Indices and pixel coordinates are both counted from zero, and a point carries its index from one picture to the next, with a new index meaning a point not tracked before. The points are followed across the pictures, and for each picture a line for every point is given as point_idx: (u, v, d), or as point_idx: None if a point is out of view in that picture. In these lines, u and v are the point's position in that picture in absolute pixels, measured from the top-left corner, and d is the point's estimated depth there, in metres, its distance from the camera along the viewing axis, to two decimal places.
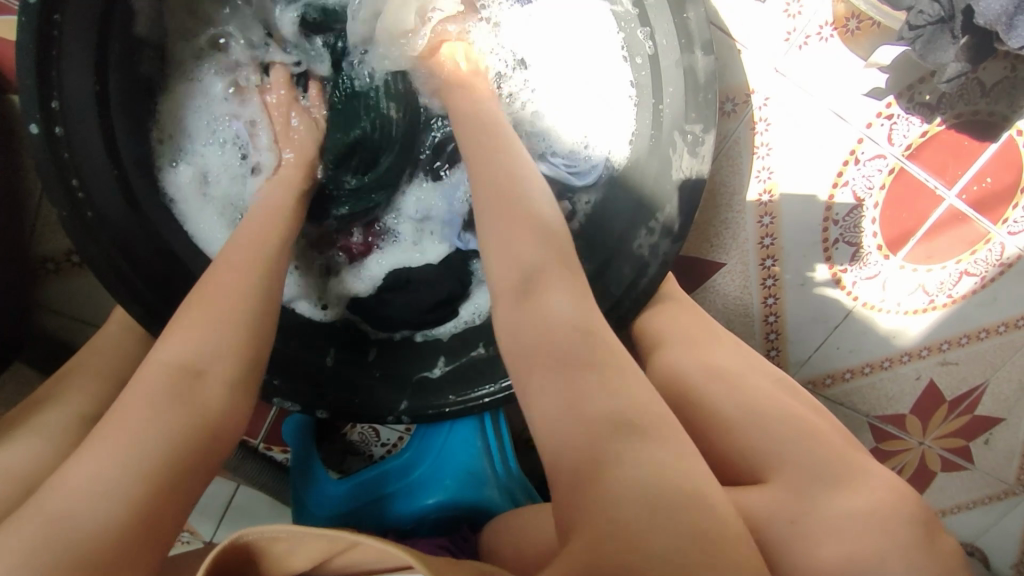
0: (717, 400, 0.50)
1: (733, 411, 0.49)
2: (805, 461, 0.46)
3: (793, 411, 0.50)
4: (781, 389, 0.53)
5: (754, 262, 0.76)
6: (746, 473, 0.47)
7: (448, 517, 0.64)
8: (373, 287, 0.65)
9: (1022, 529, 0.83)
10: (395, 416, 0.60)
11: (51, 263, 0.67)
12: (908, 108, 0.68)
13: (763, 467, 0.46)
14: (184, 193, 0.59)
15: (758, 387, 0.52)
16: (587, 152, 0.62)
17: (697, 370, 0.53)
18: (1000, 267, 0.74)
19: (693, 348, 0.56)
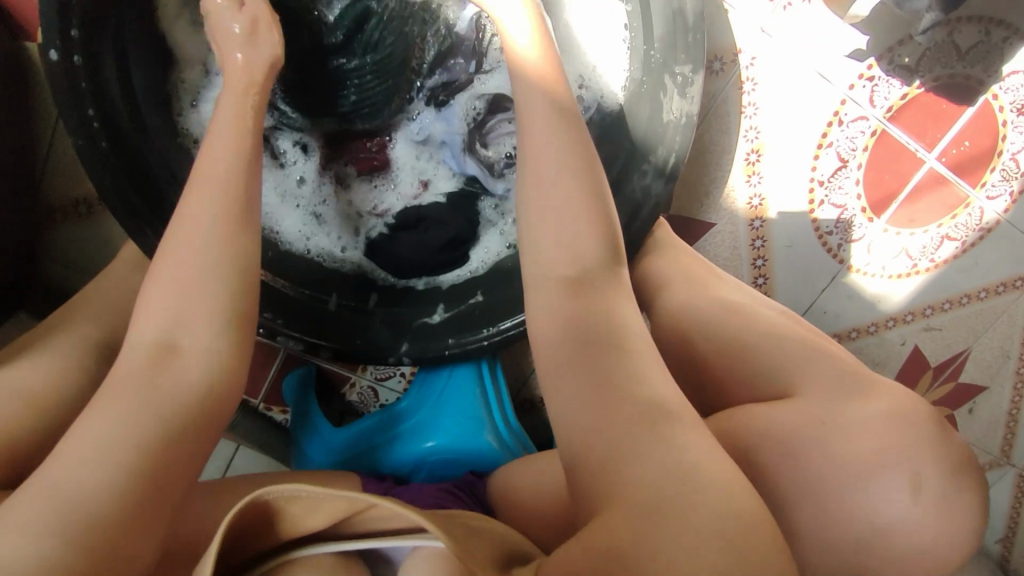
0: (731, 330, 0.53)
1: (743, 336, 0.52)
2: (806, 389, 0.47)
3: (798, 333, 0.52)
4: (786, 322, 0.54)
5: (743, 223, 0.77)
6: (773, 389, 0.49)
7: (446, 461, 0.65)
8: (386, 233, 0.66)
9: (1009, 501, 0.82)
10: (395, 358, 0.62)
11: (59, 213, 0.70)
12: (888, 71, 0.71)
13: (788, 381, 0.49)
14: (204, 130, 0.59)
15: (766, 316, 0.54)
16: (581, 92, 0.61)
17: (711, 307, 0.55)
18: (980, 232, 0.77)
19: (692, 287, 0.57)
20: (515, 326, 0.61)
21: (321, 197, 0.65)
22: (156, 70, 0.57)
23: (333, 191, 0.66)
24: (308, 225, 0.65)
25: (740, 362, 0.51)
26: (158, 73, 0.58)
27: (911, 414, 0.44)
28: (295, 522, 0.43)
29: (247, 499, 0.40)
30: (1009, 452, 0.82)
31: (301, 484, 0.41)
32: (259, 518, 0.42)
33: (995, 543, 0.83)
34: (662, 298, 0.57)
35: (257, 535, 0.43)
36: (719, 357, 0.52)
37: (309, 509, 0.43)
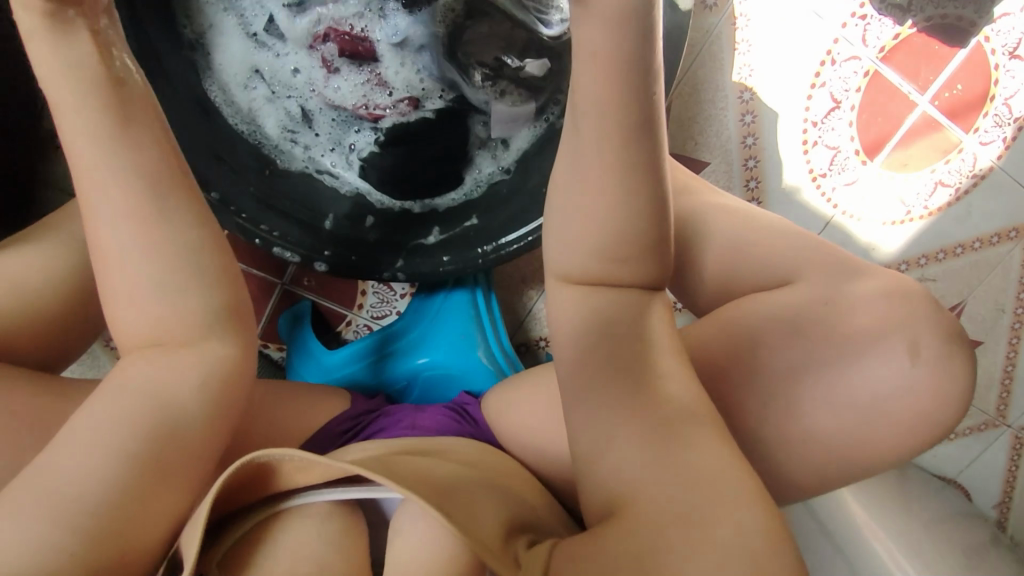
0: (724, 227, 0.53)
1: (739, 233, 0.52)
2: (787, 291, 0.48)
3: (794, 231, 0.53)
4: (785, 225, 0.54)
5: (737, 162, 0.79)
6: (771, 280, 0.50)
7: (439, 375, 0.67)
8: (375, 151, 0.67)
9: (1006, 464, 0.86)
10: (390, 273, 0.64)
11: (59, 137, 0.71)
12: (881, 8, 0.70)
13: (787, 275, 0.50)
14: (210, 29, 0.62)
15: (767, 216, 0.54)
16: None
17: (712, 211, 0.54)
18: (974, 179, 0.78)
19: (693, 196, 0.56)
20: (509, 244, 0.63)
21: (312, 106, 0.65)
22: None
23: (324, 99, 0.65)
24: (289, 123, 0.65)
25: (741, 255, 0.52)
26: None
27: (898, 306, 0.45)
28: (287, 481, 0.41)
29: (239, 463, 0.38)
30: (1004, 413, 0.85)
31: (294, 452, 0.39)
32: (248, 477, 0.41)
33: (992, 508, 0.88)
34: None
35: (245, 491, 0.41)
36: (721, 259, 0.52)
37: (299, 469, 0.41)
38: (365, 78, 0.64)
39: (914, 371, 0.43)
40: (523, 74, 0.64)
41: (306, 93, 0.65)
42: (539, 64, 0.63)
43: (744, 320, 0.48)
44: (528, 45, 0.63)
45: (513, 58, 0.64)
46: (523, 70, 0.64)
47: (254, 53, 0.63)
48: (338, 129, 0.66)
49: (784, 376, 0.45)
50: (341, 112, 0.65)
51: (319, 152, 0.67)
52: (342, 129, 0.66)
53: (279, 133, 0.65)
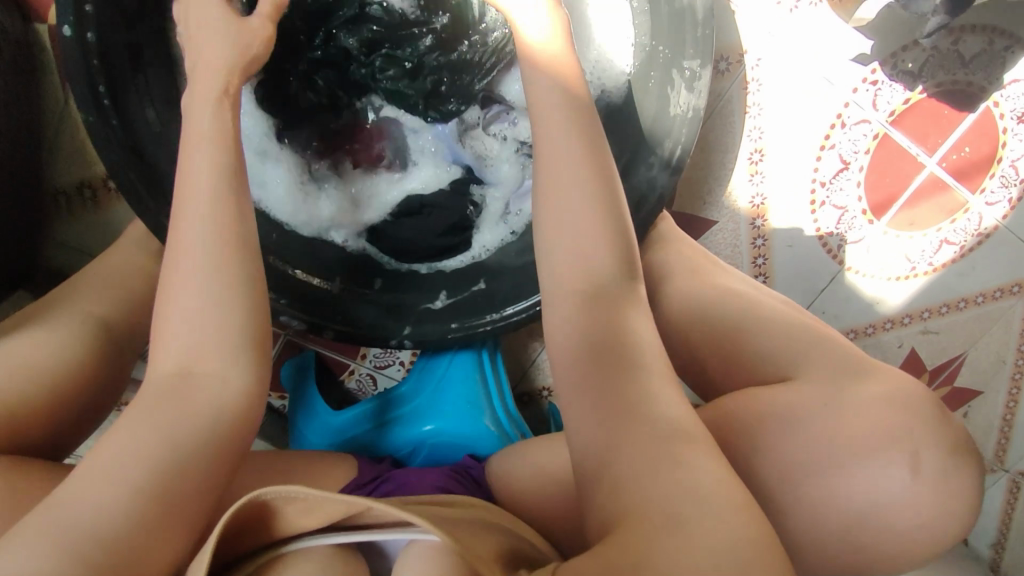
0: (727, 313, 0.54)
1: (744, 320, 0.53)
2: (786, 385, 0.48)
3: (802, 320, 0.53)
4: (791, 306, 0.55)
5: (744, 221, 0.79)
6: (772, 372, 0.51)
7: (442, 445, 0.66)
8: (387, 220, 0.67)
9: (1003, 505, 0.82)
10: (398, 340, 0.64)
11: (62, 195, 0.71)
12: (892, 75, 0.72)
13: (789, 367, 0.50)
14: None
15: (767, 303, 0.55)
16: (675, 96, 0.58)
17: (710, 292, 0.57)
18: (979, 238, 0.78)
19: (693, 279, 0.59)
20: (516, 315, 0.63)
21: (326, 187, 0.66)
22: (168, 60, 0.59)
23: (335, 178, 0.66)
24: (302, 203, 0.65)
25: (737, 342, 0.53)
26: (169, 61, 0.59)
27: (910, 400, 0.46)
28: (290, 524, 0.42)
29: (243, 502, 0.39)
30: (1003, 458, 0.82)
31: (299, 490, 0.39)
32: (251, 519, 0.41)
33: (986, 548, 0.83)
34: (665, 289, 0.59)
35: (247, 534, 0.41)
36: (724, 343, 0.54)
37: (304, 510, 0.42)
38: (370, 160, 0.67)
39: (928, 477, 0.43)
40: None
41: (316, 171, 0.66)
42: None
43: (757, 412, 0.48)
44: None
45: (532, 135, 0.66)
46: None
47: (266, 138, 0.63)
48: (352, 208, 0.67)
49: (801, 472, 0.45)
50: (352, 191, 0.67)
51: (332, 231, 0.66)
52: (356, 206, 0.67)
53: (292, 216, 0.65)
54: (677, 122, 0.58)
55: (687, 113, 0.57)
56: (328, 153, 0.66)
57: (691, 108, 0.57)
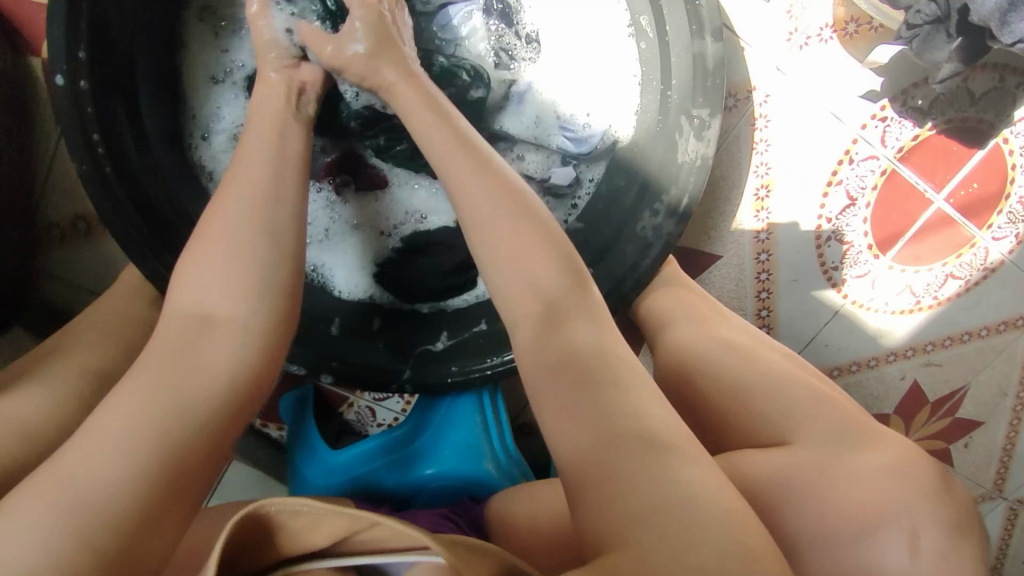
0: (731, 368, 0.53)
1: (747, 378, 0.52)
2: (778, 451, 0.47)
3: (802, 382, 0.51)
4: (791, 363, 0.55)
5: (749, 257, 0.78)
6: (764, 435, 0.49)
7: (447, 487, 0.66)
8: (393, 257, 0.67)
9: (1001, 532, 0.83)
10: (397, 385, 0.62)
11: (56, 229, 0.70)
12: (901, 112, 0.71)
13: (783, 432, 0.48)
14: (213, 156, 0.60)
15: (768, 359, 0.54)
16: (682, 144, 0.57)
17: (708, 344, 0.55)
18: (984, 272, 0.76)
19: (696, 326, 0.57)
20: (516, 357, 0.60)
21: (330, 228, 0.66)
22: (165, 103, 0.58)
23: (340, 219, 0.66)
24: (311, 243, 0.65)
25: (739, 403, 0.51)
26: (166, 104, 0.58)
27: (922, 469, 0.45)
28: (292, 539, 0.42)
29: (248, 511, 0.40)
30: (1001, 485, 0.82)
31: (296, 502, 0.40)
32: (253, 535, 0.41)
33: None
34: (665, 336, 0.57)
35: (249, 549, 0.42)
36: (724, 401, 0.52)
37: (307, 525, 0.42)
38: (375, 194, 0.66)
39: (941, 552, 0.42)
40: (545, 183, 0.63)
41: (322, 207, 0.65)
42: (564, 171, 0.63)
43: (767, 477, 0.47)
44: (553, 157, 0.63)
45: (540, 169, 0.63)
46: (545, 179, 0.63)
47: None
48: (358, 248, 0.66)
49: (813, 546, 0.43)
50: (358, 232, 0.66)
51: (337, 273, 0.66)
52: (362, 246, 0.66)
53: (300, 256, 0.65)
54: (680, 169, 0.57)
55: (691, 161, 0.57)
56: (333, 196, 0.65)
57: (695, 156, 0.57)
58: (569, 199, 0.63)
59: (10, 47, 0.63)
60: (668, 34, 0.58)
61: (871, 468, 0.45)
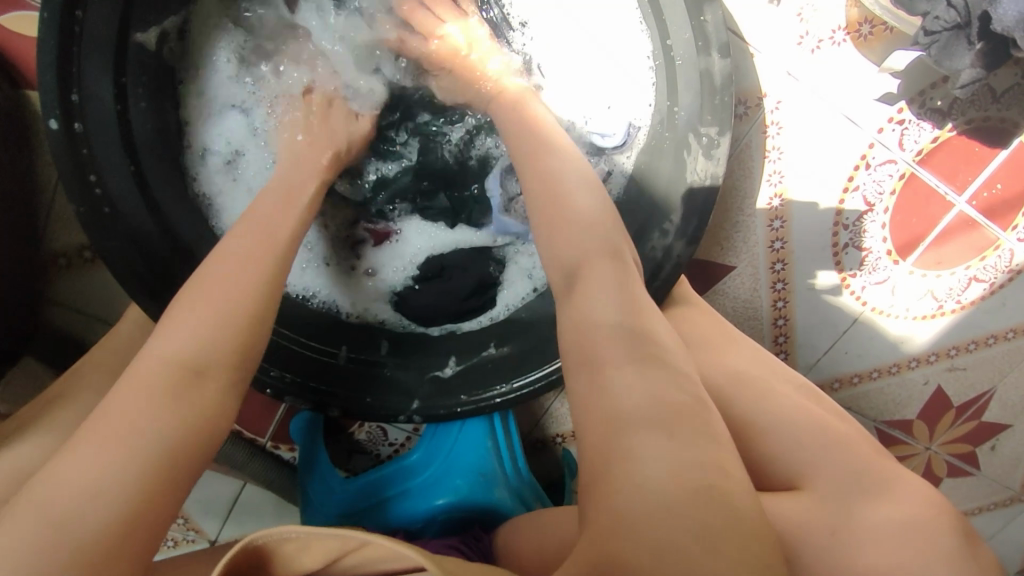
0: (745, 404, 0.50)
1: (759, 410, 0.50)
2: (794, 494, 0.45)
3: (819, 417, 0.50)
4: (807, 399, 0.52)
5: (764, 265, 0.76)
6: (779, 479, 0.47)
7: (456, 517, 0.64)
8: (408, 285, 0.64)
9: None
10: (406, 416, 0.60)
11: (62, 258, 0.68)
12: (919, 114, 0.68)
13: (797, 474, 0.46)
14: (210, 185, 0.60)
15: (782, 394, 0.52)
16: (694, 170, 0.55)
17: (719, 373, 0.53)
18: (1009, 274, 0.72)
19: (708, 353, 0.56)
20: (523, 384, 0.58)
21: (348, 265, 0.65)
22: (168, 143, 0.58)
23: (354, 257, 0.65)
24: (310, 269, 0.64)
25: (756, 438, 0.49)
26: (166, 145, 0.58)
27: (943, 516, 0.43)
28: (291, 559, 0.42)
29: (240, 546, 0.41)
30: None
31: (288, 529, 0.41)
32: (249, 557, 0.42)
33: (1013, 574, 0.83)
34: None
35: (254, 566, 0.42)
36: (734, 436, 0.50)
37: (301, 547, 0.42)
38: (382, 230, 0.65)
39: None
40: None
41: (323, 243, 0.64)
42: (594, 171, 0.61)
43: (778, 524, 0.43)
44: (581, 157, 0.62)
45: None
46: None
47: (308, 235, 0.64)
48: (377, 279, 0.65)
49: None
50: (371, 269, 0.65)
51: (361, 309, 0.65)
52: (381, 281, 0.65)
53: (303, 282, 0.64)
54: (688, 184, 0.55)
55: (700, 179, 0.54)
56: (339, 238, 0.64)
57: (713, 168, 0.54)
58: None
59: (4, 75, 0.62)
60: (673, 50, 0.56)
61: (894, 517, 0.43)
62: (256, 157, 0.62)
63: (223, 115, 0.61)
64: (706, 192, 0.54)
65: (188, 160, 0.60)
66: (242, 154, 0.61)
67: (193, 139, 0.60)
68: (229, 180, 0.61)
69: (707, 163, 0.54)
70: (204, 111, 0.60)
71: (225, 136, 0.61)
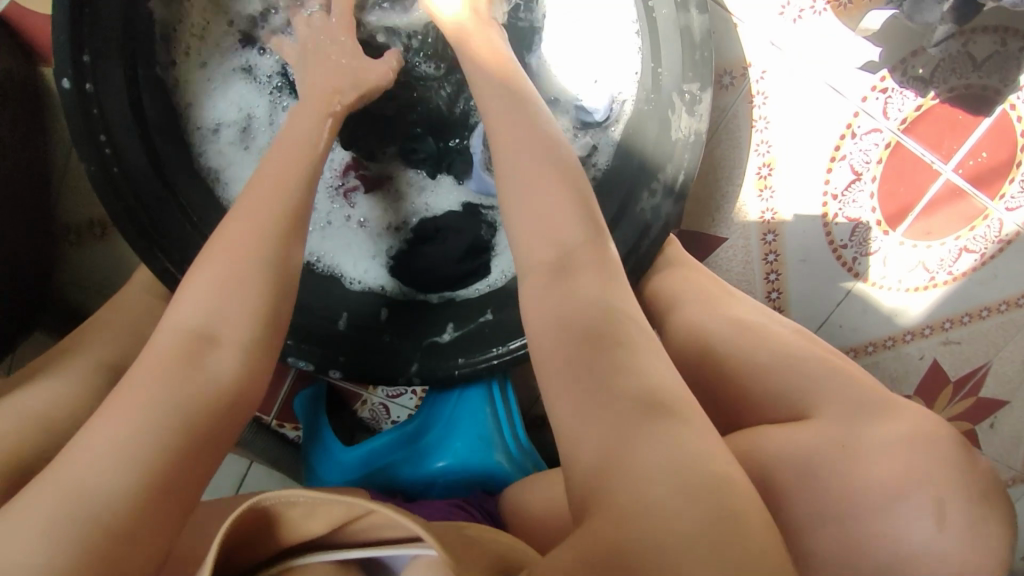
0: (745, 348, 0.53)
1: (767, 358, 0.52)
2: (801, 423, 0.48)
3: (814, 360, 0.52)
4: (803, 337, 0.55)
5: (755, 237, 0.77)
6: (786, 410, 0.50)
7: (459, 479, 0.66)
8: (405, 249, 0.66)
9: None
10: (405, 378, 0.62)
11: (74, 232, 0.70)
12: (902, 82, 0.70)
13: (804, 405, 0.49)
14: (223, 157, 0.60)
15: (778, 334, 0.55)
16: (679, 128, 0.57)
17: (720, 322, 0.56)
18: (1000, 244, 0.74)
19: (705, 305, 0.58)
20: (520, 344, 0.60)
21: (348, 224, 0.65)
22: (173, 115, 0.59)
23: (354, 217, 0.65)
24: (313, 232, 0.65)
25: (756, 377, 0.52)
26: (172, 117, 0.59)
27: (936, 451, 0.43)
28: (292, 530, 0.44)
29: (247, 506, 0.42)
30: None
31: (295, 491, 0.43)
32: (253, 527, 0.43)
33: None
34: (673, 317, 0.58)
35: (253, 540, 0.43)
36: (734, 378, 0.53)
37: (307, 512, 0.44)
38: (383, 189, 0.65)
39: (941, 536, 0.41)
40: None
41: (326, 202, 0.65)
42: (581, 141, 0.61)
43: (764, 457, 0.47)
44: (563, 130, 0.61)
45: None
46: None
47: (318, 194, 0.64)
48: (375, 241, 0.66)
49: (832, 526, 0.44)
50: (369, 230, 0.66)
51: (359, 275, 0.66)
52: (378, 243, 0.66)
53: (307, 246, 0.65)
54: (674, 142, 0.57)
55: (684, 135, 0.56)
56: (339, 198, 0.65)
57: (697, 124, 0.56)
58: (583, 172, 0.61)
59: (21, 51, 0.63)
60: (656, 12, 0.58)
61: (890, 442, 0.45)
62: (267, 123, 0.60)
63: (225, 84, 0.59)
64: (692, 148, 0.56)
65: (200, 132, 0.60)
66: (251, 119, 0.60)
67: (202, 112, 0.60)
68: (243, 150, 0.60)
69: (691, 119, 0.56)
70: (209, 83, 0.59)
71: (234, 105, 0.60)
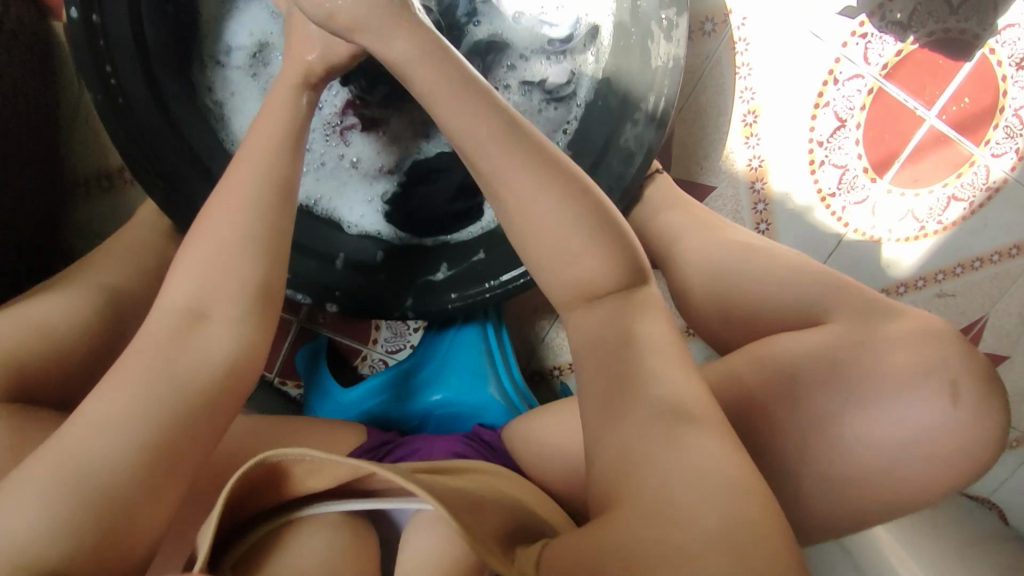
0: (754, 270, 0.57)
1: (772, 268, 0.57)
2: (813, 331, 0.51)
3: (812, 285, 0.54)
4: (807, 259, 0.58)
5: (743, 185, 0.78)
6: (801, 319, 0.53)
7: (453, 414, 0.67)
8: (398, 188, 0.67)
9: None
10: (400, 312, 0.65)
11: (83, 183, 0.74)
12: (881, 27, 0.72)
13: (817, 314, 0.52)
14: (230, 83, 0.63)
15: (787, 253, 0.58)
16: (658, 56, 0.59)
17: (733, 251, 0.59)
18: (988, 192, 0.75)
19: (706, 233, 0.62)
20: (512, 278, 0.62)
21: (344, 164, 0.67)
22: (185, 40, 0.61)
23: (349, 157, 0.67)
24: (310, 173, 0.66)
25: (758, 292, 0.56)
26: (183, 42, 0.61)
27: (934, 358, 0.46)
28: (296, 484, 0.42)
29: (251, 463, 0.38)
30: None
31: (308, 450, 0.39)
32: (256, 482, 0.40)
33: None
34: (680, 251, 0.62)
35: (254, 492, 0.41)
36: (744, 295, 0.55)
37: (313, 469, 0.41)
38: (378, 131, 0.66)
39: (951, 415, 0.45)
40: (545, 87, 0.64)
41: (322, 142, 0.66)
42: (558, 67, 0.64)
43: (769, 365, 0.51)
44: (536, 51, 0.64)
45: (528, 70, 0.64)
46: (543, 82, 0.64)
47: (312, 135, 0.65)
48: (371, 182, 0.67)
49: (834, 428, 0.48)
50: (365, 171, 0.67)
51: (353, 215, 0.68)
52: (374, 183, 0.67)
53: (306, 189, 0.66)
54: (654, 70, 0.59)
55: (663, 63, 0.59)
56: (336, 139, 0.66)
57: (674, 52, 0.58)
58: (561, 96, 0.64)
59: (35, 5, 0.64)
60: None
61: (907, 348, 0.48)
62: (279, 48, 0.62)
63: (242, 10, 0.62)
64: (670, 76, 0.58)
65: (210, 57, 0.62)
66: (264, 46, 0.62)
67: (213, 38, 0.62)
68: (251, 78, 0.63)
69: (669, 46, 0.58)
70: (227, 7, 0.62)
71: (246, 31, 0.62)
